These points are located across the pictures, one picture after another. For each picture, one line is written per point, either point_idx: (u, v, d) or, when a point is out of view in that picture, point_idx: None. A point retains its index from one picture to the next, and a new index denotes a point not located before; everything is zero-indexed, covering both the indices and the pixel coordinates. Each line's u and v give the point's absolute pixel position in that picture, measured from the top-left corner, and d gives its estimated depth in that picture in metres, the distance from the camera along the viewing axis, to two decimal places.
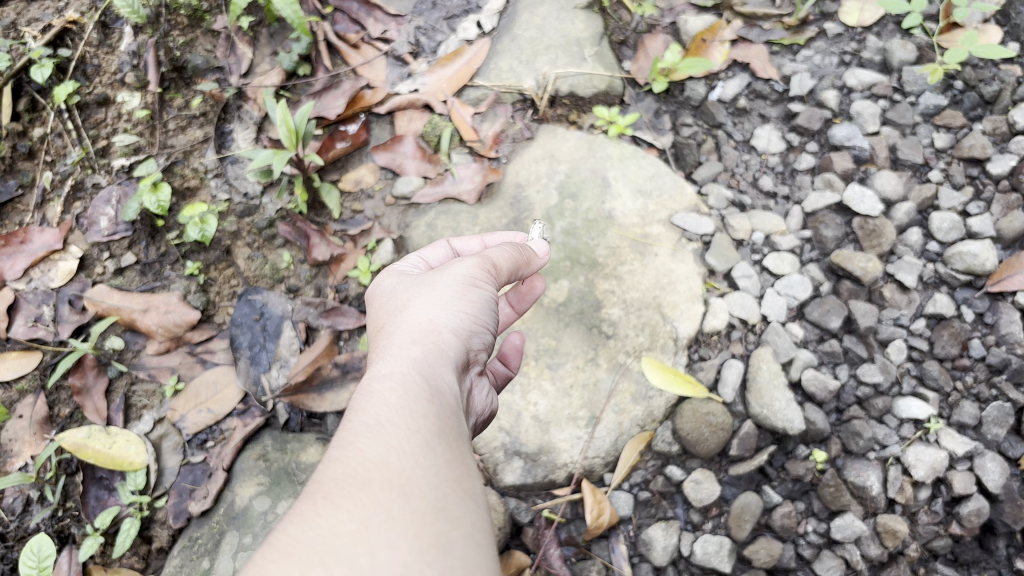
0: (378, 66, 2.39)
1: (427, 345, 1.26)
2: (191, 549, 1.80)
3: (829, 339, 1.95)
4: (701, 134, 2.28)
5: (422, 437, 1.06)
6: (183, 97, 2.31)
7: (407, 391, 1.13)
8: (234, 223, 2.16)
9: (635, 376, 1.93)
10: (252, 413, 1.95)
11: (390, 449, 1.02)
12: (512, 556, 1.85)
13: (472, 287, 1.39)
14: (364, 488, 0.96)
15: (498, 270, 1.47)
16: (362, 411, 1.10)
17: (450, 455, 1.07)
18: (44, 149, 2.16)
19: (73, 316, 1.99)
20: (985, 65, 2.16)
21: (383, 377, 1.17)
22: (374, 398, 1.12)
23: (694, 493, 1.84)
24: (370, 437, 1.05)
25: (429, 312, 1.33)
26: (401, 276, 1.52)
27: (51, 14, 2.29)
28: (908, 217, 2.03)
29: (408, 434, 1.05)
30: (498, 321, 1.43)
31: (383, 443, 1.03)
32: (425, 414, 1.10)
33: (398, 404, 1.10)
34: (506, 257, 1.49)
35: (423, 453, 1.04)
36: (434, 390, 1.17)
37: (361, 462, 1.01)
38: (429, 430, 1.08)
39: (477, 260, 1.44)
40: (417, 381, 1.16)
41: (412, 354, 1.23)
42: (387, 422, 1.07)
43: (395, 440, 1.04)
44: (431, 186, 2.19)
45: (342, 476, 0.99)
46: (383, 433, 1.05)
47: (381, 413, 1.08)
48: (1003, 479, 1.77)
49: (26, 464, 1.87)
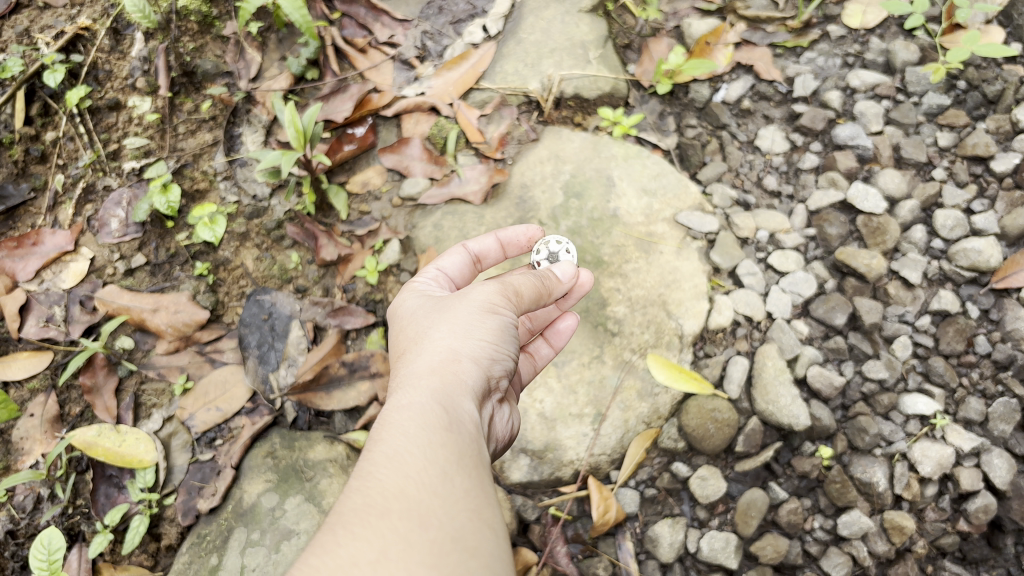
0: (385, 70, 2.42)
1: (445, 376, 1.25)
2: (200, 546, 1.81)
3: (834, 336, 1.96)
4: (705, 135, 2.30)
5: (440, 467, 1.07)
6: (193, 102, 2.34)
7: (425, 420, 1.14)
8: (243, 225, 2.19)
9: (640, 373, 1.93)
10: (260, 412, 1.97)
11: (409, 478, 1.04)
12: (518, 553, 1.84)
13: (491, 313, 1.36)
14: (383, 518, 0.98)
15: (520, 298, 1.42)
16: (382, 440, 1.11)
17: (468, 484, 1.08)
18: (56, 153, 2.20)
19: (84, 316, 2.02)
20: (988, 66, 2.18)
21: (402, 408, 1.18)
22: (394, 428, 1.13)
23: (700, 489, 1.85)
24: (390, 467, 1.06)
25: (449, 341, 1.32)
26: (421, 298, 1.51)
27: (64, 21, 2.32)
28: (912, 215, 2.04)
29: (427, 464, 1.07)
30: (519, 348, 1.42)
31: (403, 472, 1.05)
32: (443, 443, 1.11)
33: (416, 434, 1.11)
34: (528, 283, 1.44)
35: (441, 483, 1.05)
36: (452, 419, 1.17)
37: (381, 490, 1.02)
38: (447, 459, 1.09)
39: (497, 284, 1.40)
40: (436, 410, 1.17)
41: (430, 385, 1.23)
42: (406, 452, 1.08)
43: (413, 471, 1.05)
44: (438, 187, 2.22)
45: (362, 505, 1.00)
46: (403, 463, 1.06)
47: (400, 443, 1.10)
48: (1010, 475, 1.76)
49: (37, 462, 1.89)
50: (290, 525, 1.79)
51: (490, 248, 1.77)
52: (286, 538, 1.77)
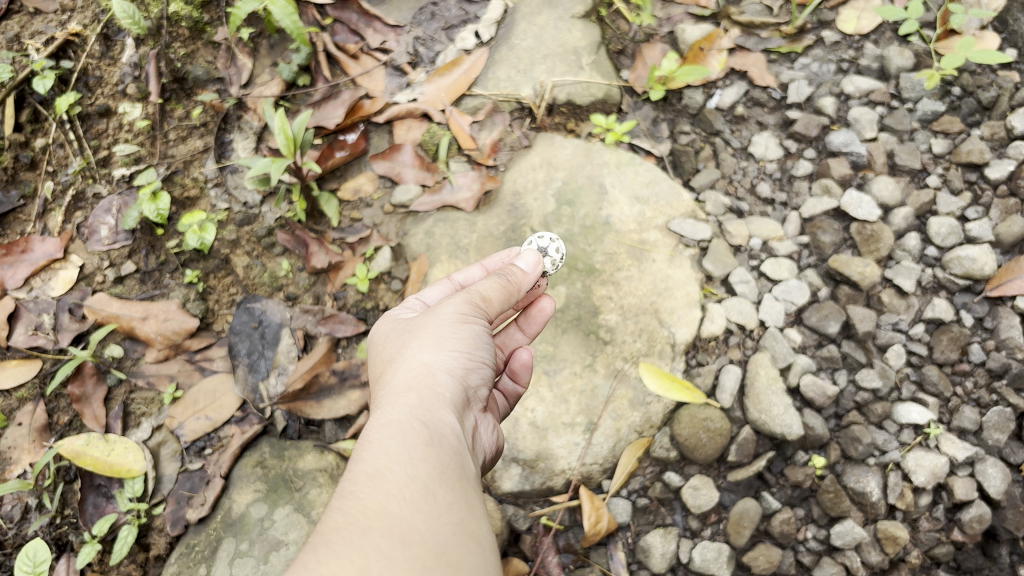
0: (376, 77, 2.41)
1: (423, 390, 1.24)
2: (188, 556, 1.79)
3: (827, 344, 1.94)
4: (698, 141, 2.29)
5: (422, 482, 1.05)
6: (184, 108, 2.33)
7: (406, 437, 1.12)
8: (234, 232, 2.17)
9: (632, 382, 1.92)
10: (250, 421, 1.96)
11: (390, 495, 1.02)
12: (509, 563, 1.84)
13: (464, 322, 1.35)
14: (366, 536, 0.96)
15: (490, 302, 1.41)
16: (362, 459, 1.09)
17: (450, 499, 1.06)
18: (46, 159, 2.19)
19: (74, 324, 2.01)
20: (983, 71, 2.16)
21: (382, 425, 1.16)
22: (374, 447, 1.11)
23: (693, 499, 1.84)
24: (371, 484, 1.04)
25: (424, 355, 1.31)
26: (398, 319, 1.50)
27: (55, 27, 2.31)
28: (906, 222, 2.03)
29: (409, 480, 1.05)
30: (496, 356, 1.41)
31: (384, 489, 1.03)
32: (425, 458, 1.09)
33: (397, 451, 1.09)
34: (495, 286, 1.42)
35: (423, 499, 1.03)
36: (433, 434, 1.16)
37: (363, 508, 1.00)
38: (430, 475, 1.07)
39: (467, 293, 1.39)
40: (415, 426, 1.15)
41: (408, 400, 1.21)
42: (387, 469, 1.06)
43: (395, 487, 1.03)
44: (430, 195, 2.21)
45: (344, 524, 0.97)
46: (384, 479, 1.04)
47: (380, 460, 1.07)
48: (1004, 485, 1.76)
49: (25, 471, 1.87)
50: (279, 536, 1.77)
51: (476, 277, 1.72)
52: (275, 549, 1.76)
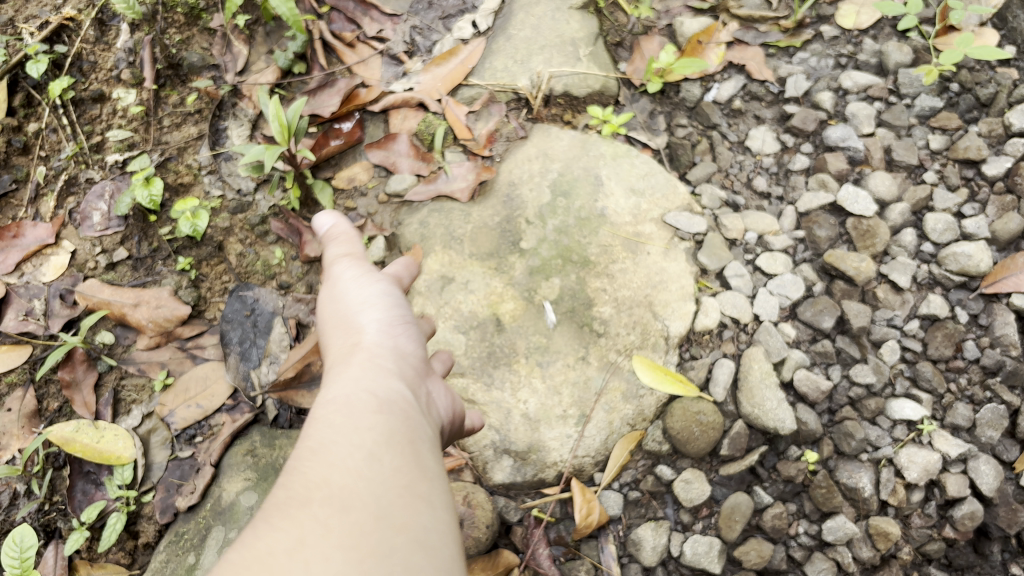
0: (373, 65, 2.40)
1: (355, 360, 1.24)
2: (177, 545, 1.78)
3: (821, 339, 1.94)
4: (696, 134, 2.28)
5: (366, 450, 1.01)
6: (179, 95, 2.32)
7: (351, 407, 1.09)
8: (227, 219, 2.16)
9: (625, 375, 1.91)
10: (241, 409, 1.95)
11: (334, 466, 0.98)
12: (500, 556, 1.81)
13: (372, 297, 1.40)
14: (304, 506, 0.92)
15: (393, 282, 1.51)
16: (309, 435, 1.06)
17: (397, 461, 1.02)
18: (38, 144, 2.17)
19: (64, 310, 1.99)
20: (981, 68, 2.16)
21: (327, 401, 1.13)
22: (320, 423, 1.07)
23: (684, 493, 1.83)
24: (314, 458, 1.00)
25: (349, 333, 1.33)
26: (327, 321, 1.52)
27: (49, 11, 2.30)
28: (902, 218, 2.02)
29: (353, 449, 1.01)
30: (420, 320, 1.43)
31: (327, 461, 0.99)
32: (371, 425, 1.06)
33: (342, 423, 1.06)
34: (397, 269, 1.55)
35: (368, 465, 0.99)
36: (381, 400, 1.13)
37: (303, 482, 0.96)
38: (375, 441, 1.04)
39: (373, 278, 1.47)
40: (362, 396, 1.12)
41: (346, 373, 1.20)
42: (331, 441, 1.03)
43: (338, 458, 0.99)
44: (425, 184, 2.19)
45: (284, 498, 0.94)
46: (328, 452, 1.01)
47: (325, 433, 1.04)
48: (997, 482, 1.76)
49: (13, 457, 1.84)
50: None
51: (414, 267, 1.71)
52: None
